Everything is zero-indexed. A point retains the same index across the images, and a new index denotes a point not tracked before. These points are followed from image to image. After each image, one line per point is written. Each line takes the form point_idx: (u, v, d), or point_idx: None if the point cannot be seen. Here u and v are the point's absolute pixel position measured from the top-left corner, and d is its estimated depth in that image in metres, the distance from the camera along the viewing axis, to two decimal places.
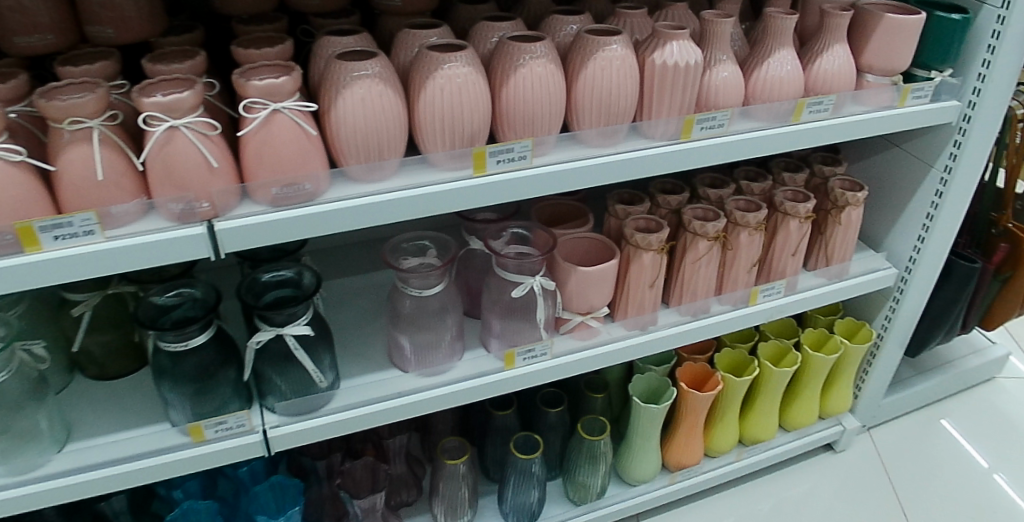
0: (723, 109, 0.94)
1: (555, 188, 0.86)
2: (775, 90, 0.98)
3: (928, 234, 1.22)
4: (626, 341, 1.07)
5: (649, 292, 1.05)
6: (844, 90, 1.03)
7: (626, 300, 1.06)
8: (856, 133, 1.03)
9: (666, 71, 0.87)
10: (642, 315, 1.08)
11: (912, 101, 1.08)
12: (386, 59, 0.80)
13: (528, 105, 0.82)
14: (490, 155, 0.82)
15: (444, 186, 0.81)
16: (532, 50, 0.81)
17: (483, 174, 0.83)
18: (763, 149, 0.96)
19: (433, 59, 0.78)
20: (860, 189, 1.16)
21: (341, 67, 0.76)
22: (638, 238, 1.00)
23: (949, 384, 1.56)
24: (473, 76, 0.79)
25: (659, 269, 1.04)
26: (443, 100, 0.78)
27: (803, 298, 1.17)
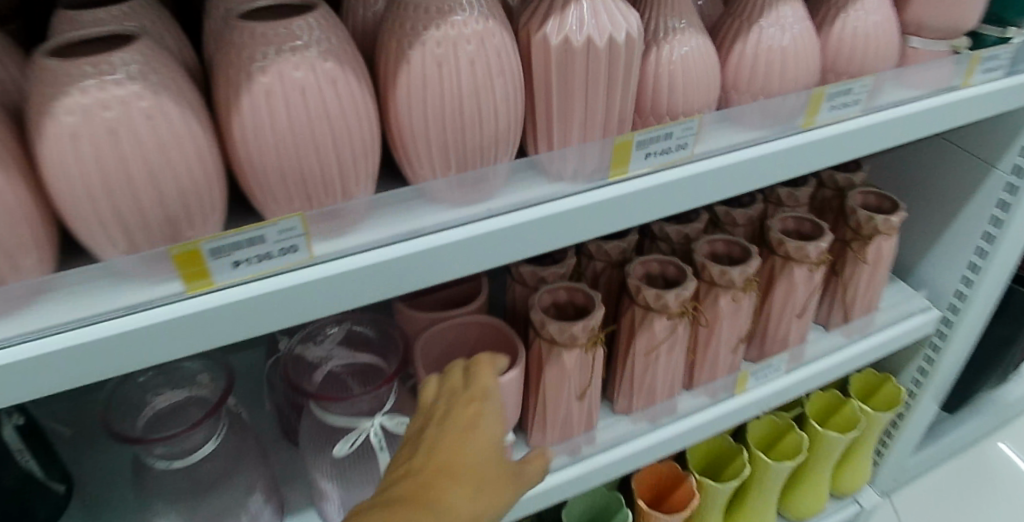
0: (689, 117, 0.51)
1: (363, 298, 0.44)
2: (775, 74, 0.56)
3: (987, 262, 0.84)
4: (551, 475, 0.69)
5: (581, 405, 0.67)
6: (882, 67, 0.63)
7: (545, 418, 0.67)
8: (895, 136, 0.63)
9: (571, 57, 0.44)
10: (571, 435, 0.69)
11: (978, 79, 0.67)
12: None
13: (282, 151, 0.40)
14: (212, 254, 0.40)
15: (129, 324, 0.39)
16: (284, 37, 0.39)
17: (208, 289, 0.41)
18: (756, 179, 0.56)
19: (52, 74, 0.36)
20: (894, 209, 0.80)
21: None
22: (553, 330, 0.61)
23: (984, 425, 1.23)
24: (146, 105, 0.37)
25: (594, 370, 0.66)
26: (83, 162, 0.37)
27: (812, 372, 0.81)
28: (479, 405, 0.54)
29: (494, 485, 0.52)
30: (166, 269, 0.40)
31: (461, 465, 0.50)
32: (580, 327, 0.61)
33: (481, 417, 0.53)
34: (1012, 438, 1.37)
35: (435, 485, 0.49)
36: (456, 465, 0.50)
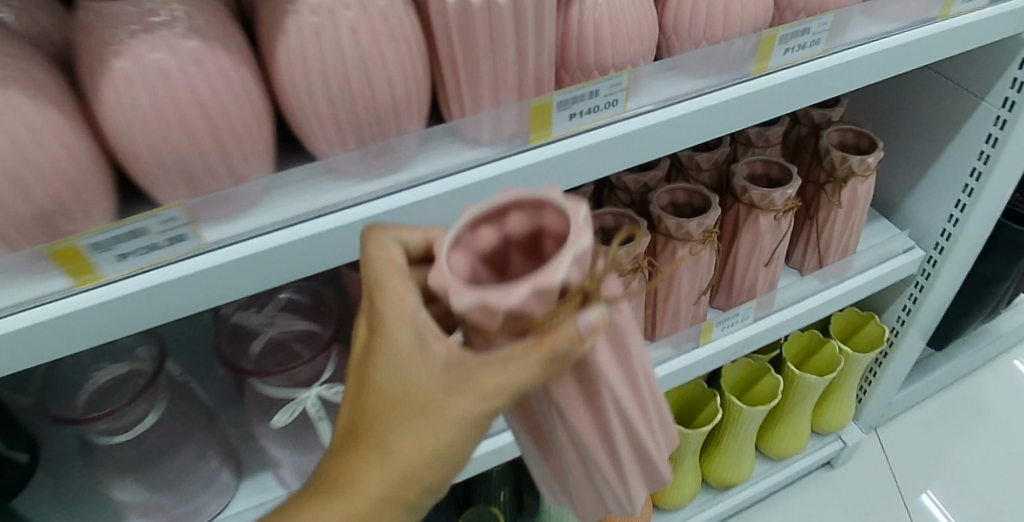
0: (616, 72, 0.47)
1: (262, 280, 0.43)
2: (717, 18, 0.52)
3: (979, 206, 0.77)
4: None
5: (627, 419, 0.36)
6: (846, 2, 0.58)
7: (565, 452, 0.37)
8: (859, 76, 0.60)
9: (466, 19, 0.40)
10: (656, 463, 0.41)
11: (959, 8, 0.64)
12: None
13: (150, 137, 0.38)
14: (93, 249, 0.39)
15: (12, 322, 0.39)
16: (138, 15, 0.37)
17: (95, 283, 0.40)
18: (699, 134, 0.52)
19: None
20: (873, 148, 0.75)
21: None
22: (466, 311, 0.29)
23: (976, 359, 1.26)
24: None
25: (624, 349, 0.34)
26: None
27: (781, 320, 0.79)
28: (394, 299, 0.34)
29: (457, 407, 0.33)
30: (41, 264, 0.39)
31: (395, 405, 0.35)
32: (520, 296, 0.28)
33: (392, 325, 0.34)
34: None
35: (376, 435, 0.36)
36: (384, 408, 0.35)
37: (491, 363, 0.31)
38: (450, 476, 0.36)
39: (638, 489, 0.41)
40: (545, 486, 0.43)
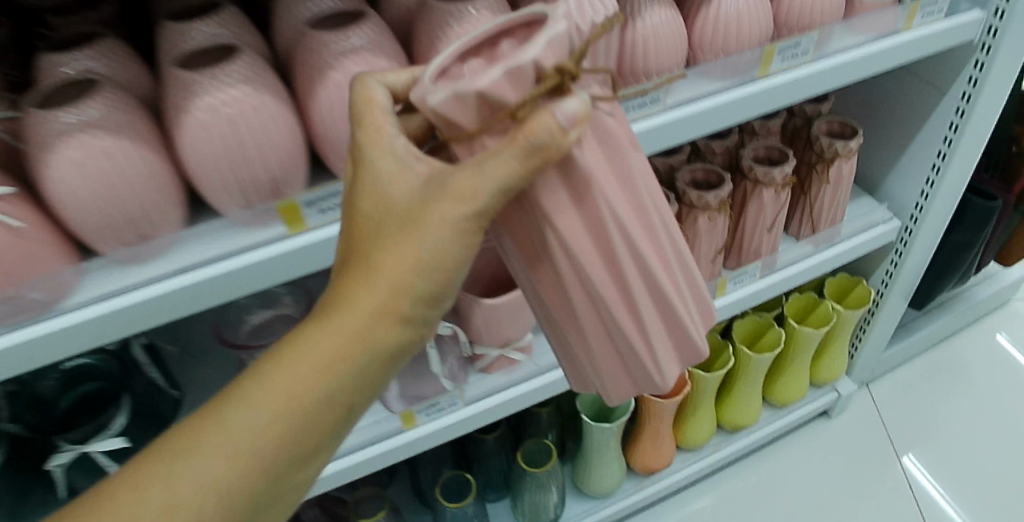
0: (658, 75, 0.67)
1: None
2: (733, 35, 0.71)
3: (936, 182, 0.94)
4: (647, 381, 0.49)
5: (624, 228, 0.41)
6: (827, 20, 0.77)
7: (570, 270, 0.42)
8: (847, 76, 0.77)
9: None
10: (658, 289, 0.45)
11: (920, 21, 0.82)
12: (115, 91, 0.51)
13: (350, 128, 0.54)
14: (305, 206, 0.56)
15: (239, 262, 0.55)
16: (345, 44, 0.55)
17: (300, 231, 0.57)
18: (722, 122, 0.70)
19: (184, 83, 0.51)
20: (852, 133, 0.93)
21: (34, 123, 0.48)
22: (443, 105, 0.34)
23: (954, 321, 1.43)
24: (252, 97, 0.50)
25: (612, 146, 0.40)
26: (215, 146, 0.50)
27: (782, 277, 0.97)
28: (372, 128, 0.42)
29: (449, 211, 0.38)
30: (266, 216, 0.55)
31: (390, 225, 0.41)
32: (496, 74, 0.33)
33: (376, 154, 0.41)
34: (999, 320, 1.57)
35: (370, 260, 0.41)
36: (379, 227, 0.41)
37: (474, 165, 0.36)
38: (444, 290, 0.41)
39: (643, 316, 0.45)
40: (549, 333, 0.49)
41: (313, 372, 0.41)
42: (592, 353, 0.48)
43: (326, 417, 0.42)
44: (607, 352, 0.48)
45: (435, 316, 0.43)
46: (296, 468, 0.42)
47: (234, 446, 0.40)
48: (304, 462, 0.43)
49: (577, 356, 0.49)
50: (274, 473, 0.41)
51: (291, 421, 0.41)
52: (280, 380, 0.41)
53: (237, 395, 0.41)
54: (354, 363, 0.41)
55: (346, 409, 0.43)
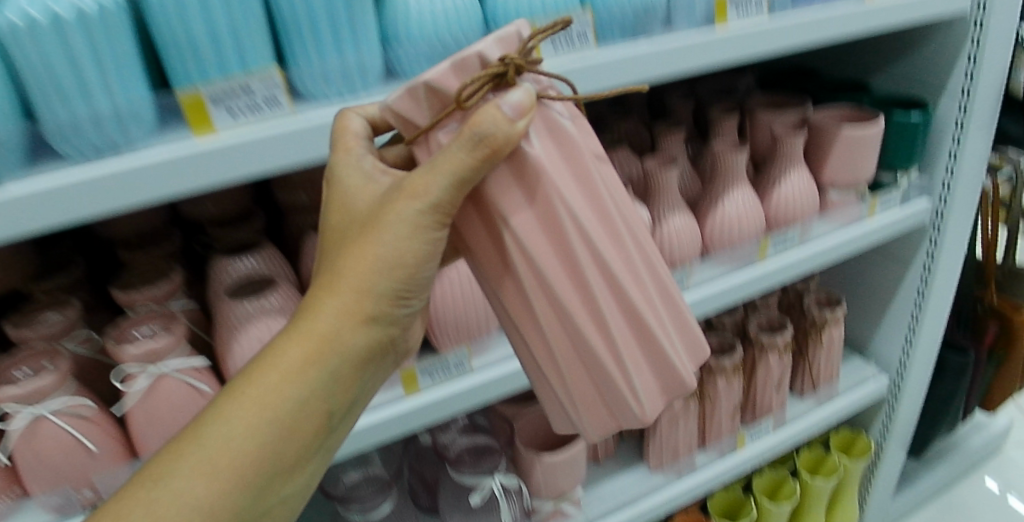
0: (683, 264, 0.95)
1: (499, 392, 0.84)
2: (737, 233, 0.98)
3: (917, 325, 1.24)
4: (621, 392, 0.59)
5: (580, 228, 0.54)
6: (806, 217, 1.05)
7: (533, 273, 0.54)
8: (824, 258, 1.07)
9: None
10: (614, 292, 0.57)
11: (881, 211, 1.16)
12: (288, 285, 0.74)
13: (457, 313, 0.79)
14: (421, 374, 0.80)
15: (371, 416, 0.77)
16: None
17: (416, 394, 0.80)
18: (734, 297, 0.98)
19: None
20: (837, 304, 1.09)
21: (230, 309, 0.70)
22: (398, 102, 0.50)
23: (953, 469, 1.54)
24: None
25: (575, 159, 0.54)
26: None
27: (793, 431, 1.10)
28: (344, 150, 0.57)
29: (407, 219, 0.51)
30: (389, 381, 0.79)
31: (355, 230, 0.54)
32: (440, 72, 0.48)
33: (346, 170, 0.56)
34: (1000, 470, 1.66)
35: (341, 255, 0.54)
36: (352, 222, 0.55)
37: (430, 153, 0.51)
38: (410, 288, 0.54)
39: (600, 320, 0.57)
40: (519, 342, 0.60)
41: (287, 374, 0.53)
42: (560, 365, 0.59)
43: (303, 416, 0.54)
44: (571, 358, 0.58)
45: (400, 317, 0.56)
46: (282, 476, 0.55)
47: (221, 443, 0.52)
48: (291, 463, 0.55)
49: (547, 373, 0.59)
50: (270, 440, 0.53)
51: (273, 419, 0.53)
52: (274, 365, 0.53)
53: (222, 400, 0.53)
54: (322, 365, 0.53)
55: (326, 409, 0.55)
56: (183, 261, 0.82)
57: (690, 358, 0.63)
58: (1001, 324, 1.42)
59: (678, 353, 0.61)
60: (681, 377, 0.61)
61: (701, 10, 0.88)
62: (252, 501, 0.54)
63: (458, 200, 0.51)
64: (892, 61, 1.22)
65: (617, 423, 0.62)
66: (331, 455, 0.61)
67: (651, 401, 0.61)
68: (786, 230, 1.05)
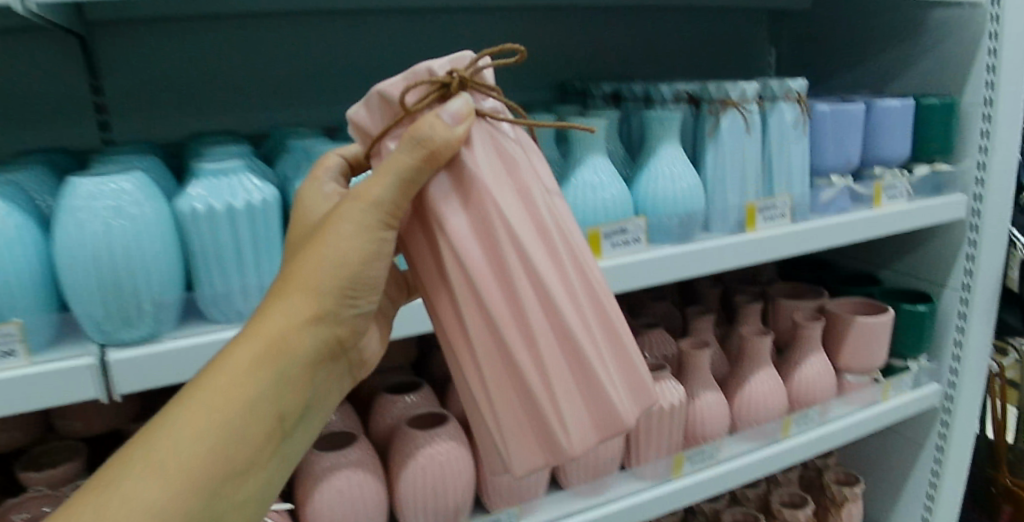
0: (713, 438, 1.03)
1: None
2: (762, 412, 1.07)
3: (934, 500, 1.31)
4: (545, 424, 0.52)
5: (505, 231, 0.51)
6: (824, 397, 1.14)
7: (460, 276, 0.52)
8: (842, 437, 1.16)
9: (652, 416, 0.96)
10: (543, 307, 0.52)
11: (894, 393, 1.24)
12: (366, 441, 0.86)
13: (512, 472, 0.90)
14: None
15: None
16: None
17: None
18: (759, 472, 1.06)
19: (406, 440, 0.86)
20: (855, 481, 1.15)
21: (315, 460, 0.82)
22: (359, 117, 0.54)
23: None
24: (455, 450, 0.86)
25: (511, 170, 0.53)
26: (425, 481, 0.84)
27: None
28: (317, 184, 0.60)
29: (362, 214, 0.51)
30: None
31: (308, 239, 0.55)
32: (394, 83, 0.51)
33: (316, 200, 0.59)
34: None
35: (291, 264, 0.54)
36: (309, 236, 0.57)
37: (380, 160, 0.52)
38: (355, 290, 0.53)
39: (531, 336, 0.52)
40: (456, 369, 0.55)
41: (240, 375, 0.49)
42: (490, 385, 0.53)
43: (256, 416, 0.50)
44: (504, 384, 0.53)
45: (351, 318, 0.54)
46: (234, 478, 0.49)
47: (166, 442, 0.47)
48: (240, 471, 0.49)
49: (481, 404, 0.53)
50: (192, 461, 0.47)
51: (226, 420, 0.48)
52: (212, 376, 0.49)
53: (178, 402, 0.49)
54: (275, 364, 0.50)
55: (277, 413, 0.51)
56: None
57: (638, 396, 0.55)
58: (1013, 504, 1.43)
59: (621, 384, 0.55)
60: (619, 416, 0.53)
61: (733, 215, 1.01)
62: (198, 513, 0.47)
63: (405, 202, 0.51)
64: (899, 257, 1.36)
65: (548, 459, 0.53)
66: (284, 475, 0.53)
67: (587, 437, 0.53)
68: (808, 408, 1.14)
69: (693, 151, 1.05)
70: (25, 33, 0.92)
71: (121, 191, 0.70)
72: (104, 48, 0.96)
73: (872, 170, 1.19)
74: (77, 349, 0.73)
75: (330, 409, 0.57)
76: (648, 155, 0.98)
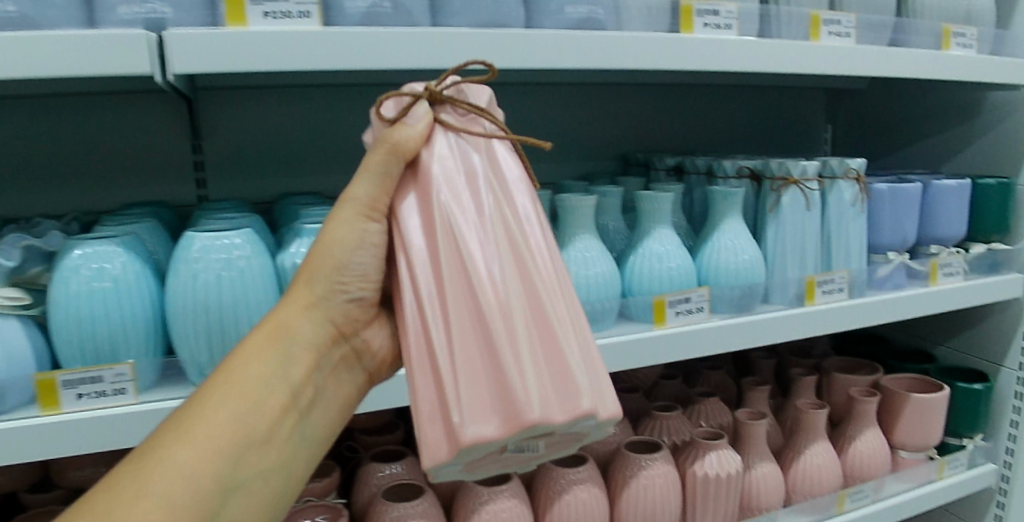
0: (769, 509, 1.03)
1: None
2: (817, 484, 1.08)
3: None
4: (450, 404, 0.52)
5: (446, 221, 0.57)
6: (879, 471, 1.14)
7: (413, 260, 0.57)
8: (898, 514, 1.15)
9: (709, 482, 0.98)
10: (472, 292, 0.55)
11: (950, 471, 1.22)
12: (432, 494, 0.89)
13: None
14: None
15: None
16: (569, 481, 0.93)
17: None
18: None
19: (471, 495, 0.89)
20: None
21: (384, 510, 0.85)
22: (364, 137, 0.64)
23: None
24: (516, 507, 0.89)
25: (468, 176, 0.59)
26: None
27: None
28: None
29: (343, 213, 0.61)
30: None
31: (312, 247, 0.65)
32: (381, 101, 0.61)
33: None
34: None
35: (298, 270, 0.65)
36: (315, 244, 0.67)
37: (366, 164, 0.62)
38: (342, 278, 0.62)
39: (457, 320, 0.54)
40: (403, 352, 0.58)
41: (251, 357, 0.59)
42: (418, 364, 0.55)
43: (266, 391, 0.59)
44: (423, 357, 0.55)
45: (342, 304, 0.63)
46: (257, 447, 0.57)
47: (201, 414, 0.57)
48: (262, 439, 0.58)
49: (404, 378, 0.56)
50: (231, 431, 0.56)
51: (246, 394, 0.58)
52: (234, 365, 0.59)
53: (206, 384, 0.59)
54: (278, 347, 0.60)
55: (285, 390, 0.59)
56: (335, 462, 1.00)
57: (560, 402, 0.52)
58: None
59: (538, 387, 0.52)
60: (512, 404, 0.51)
61: (793, 288, 1.03)
62: (230, 473, 0.55)
63: (381, 198, 0.60)
64: (952, 334, 1.36)
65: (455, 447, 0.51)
66: (304, 452, 0.61)
67: (482, 419, 0.51)
68: (863, 482, 1.13)
69: (755, 224, 1.08)
70: (145, 96, 1.02)
71: (236, 244, 0.79)
72: (208, 111, 1.05)
73: (928, 249, 1.20)
74: (180, 391, 0.81)
75: (340, 399, 0.65)
76: (712, 227, 1.02)
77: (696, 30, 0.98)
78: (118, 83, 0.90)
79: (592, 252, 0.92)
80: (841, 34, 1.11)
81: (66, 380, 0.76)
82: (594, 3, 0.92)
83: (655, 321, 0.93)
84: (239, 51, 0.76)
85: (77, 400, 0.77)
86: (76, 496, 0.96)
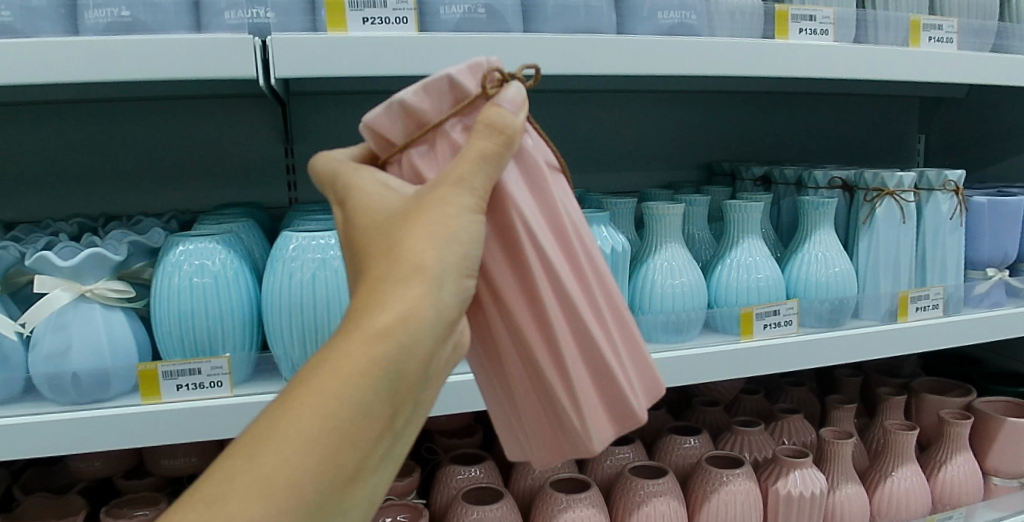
0: None
1: None
2: (903, 506, 1.03)
3: None
4: (625, 390, 0.51)
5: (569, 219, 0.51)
6: (970, 498, 1.08)
7: (543, 263, 0.48)
8: None
9: (792, 499, 0.95)
10: (605, 290, 0.52)
11: None
12: (511, 497, 0.89)
13: None
14: None
15: None
16: (649, 491, 0.91)
17: None
18: None
19: (549, 501, 0.89)
20: None
21: (462, 512, 0.86)
22: (418, 100, 0.47)
23: None
24: (596, 515, 0.88)
25: (531, 165, 0.49)
26: None
27: None
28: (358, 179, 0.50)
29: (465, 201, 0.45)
30: None
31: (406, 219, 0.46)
32: (466, 73, 0.47)
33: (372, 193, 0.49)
34: None
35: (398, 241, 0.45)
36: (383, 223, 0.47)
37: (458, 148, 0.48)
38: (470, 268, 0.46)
39: (581, 326, 0.50)
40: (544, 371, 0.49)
41: (343, 370, 0.41)
42: (547, 385, 0.49)
43: (362, 420, 0.41)
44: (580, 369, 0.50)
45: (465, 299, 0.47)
46: (344, 489, 0.41)
47: (275, 457, 0.39)
48: (351, 478, 0.41)
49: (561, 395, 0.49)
50: (316, 469, 0.39)
51: (338, 421, 0.40)
52: (318, 381, 0.41)
53: (280, 407, 0.40)
54: (387, 362, 0.42)
55: (384, 415, 0.42)
56: (414, 463, 1.01)
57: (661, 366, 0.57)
58: None
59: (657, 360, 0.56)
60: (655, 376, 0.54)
61: (884, 304, 0.99)
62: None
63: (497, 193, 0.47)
64: None
65: (620, 433, 0.52)
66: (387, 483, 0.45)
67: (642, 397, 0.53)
68: (953, 508, 1.08)
69: (846, 237, 1.05)
70: (239, 99, 1.07)
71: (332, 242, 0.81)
72: (298, 117, 1.10)
73: None
74: (273, 385, 0.82)
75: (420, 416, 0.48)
76: (802, 238, 0.99)
77: (791, 36, 0.96)
78: (220, 86, 0.94)
79: (678, 261, 0.91)
80: (942, 40, 1.06)
81: (167, 370, 0.78)
82: (686, 9, 0.91)
83: (742, 333, 0.90)
84: (339, 53, 0.76)
85: (176, 391, 0.79)
86: (167, 484, 1.00)
